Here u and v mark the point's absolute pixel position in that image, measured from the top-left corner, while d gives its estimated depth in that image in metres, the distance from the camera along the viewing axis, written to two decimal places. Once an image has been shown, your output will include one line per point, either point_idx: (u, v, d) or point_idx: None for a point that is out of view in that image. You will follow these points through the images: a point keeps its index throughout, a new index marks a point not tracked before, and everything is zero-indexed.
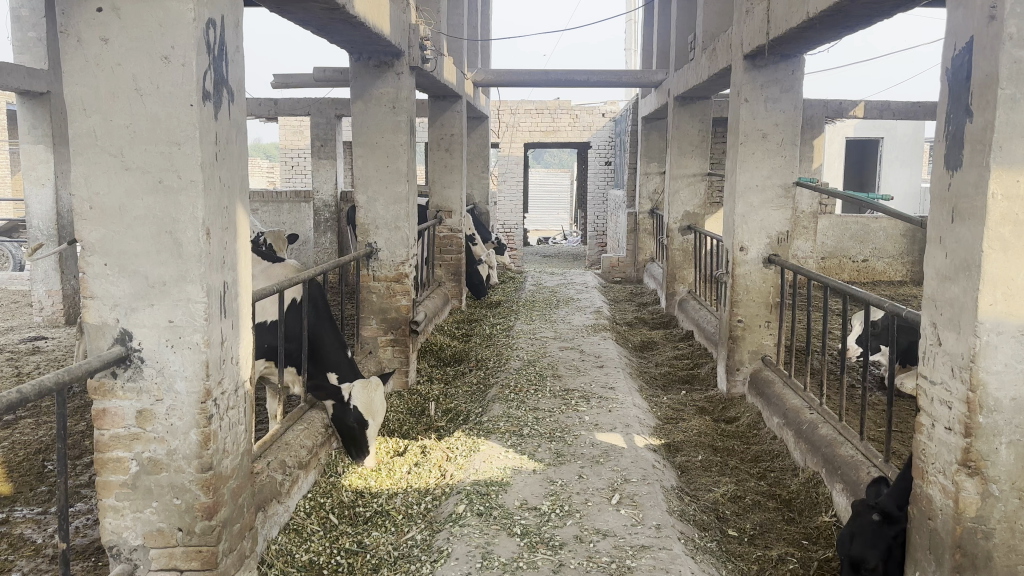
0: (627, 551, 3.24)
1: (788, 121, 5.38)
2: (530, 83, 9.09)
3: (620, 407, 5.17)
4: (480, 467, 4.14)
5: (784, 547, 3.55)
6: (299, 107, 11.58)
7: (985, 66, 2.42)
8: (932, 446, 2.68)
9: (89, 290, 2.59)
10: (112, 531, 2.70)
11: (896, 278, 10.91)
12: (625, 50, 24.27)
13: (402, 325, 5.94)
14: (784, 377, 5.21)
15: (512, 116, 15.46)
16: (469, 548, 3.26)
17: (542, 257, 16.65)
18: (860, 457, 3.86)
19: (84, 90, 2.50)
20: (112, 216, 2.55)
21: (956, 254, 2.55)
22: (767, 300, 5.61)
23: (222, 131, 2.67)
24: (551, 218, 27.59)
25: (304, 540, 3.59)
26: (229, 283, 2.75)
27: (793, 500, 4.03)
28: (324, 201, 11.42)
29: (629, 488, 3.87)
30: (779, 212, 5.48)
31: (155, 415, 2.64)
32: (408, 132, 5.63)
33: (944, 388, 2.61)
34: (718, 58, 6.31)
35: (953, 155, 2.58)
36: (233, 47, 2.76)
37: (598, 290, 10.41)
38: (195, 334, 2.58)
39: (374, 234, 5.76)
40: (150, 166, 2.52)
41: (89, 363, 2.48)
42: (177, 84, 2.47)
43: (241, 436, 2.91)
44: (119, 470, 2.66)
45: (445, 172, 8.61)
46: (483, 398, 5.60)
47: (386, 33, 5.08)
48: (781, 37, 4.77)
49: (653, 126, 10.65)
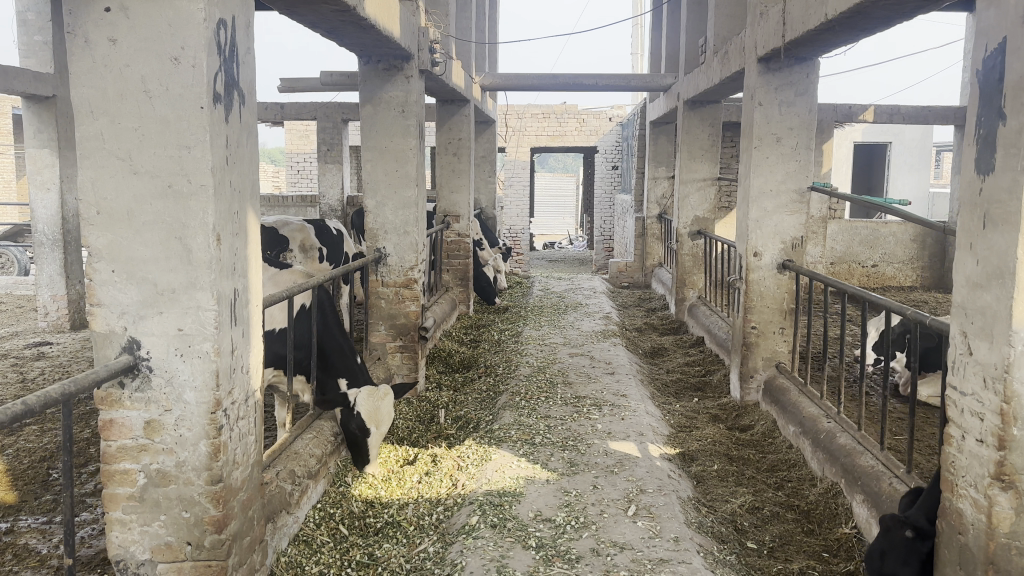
0: (645, 564, 3.16)
1: (803, 125, 5.30)
2: (538, 86, 8.99)
3: (632, 415, 5.10)
4: (492, 477, 4.07)
5: (805, 560, 3.47)
6: (304, 112, 11.52)
7: (1019, 68, 2.34)
8: (963, 458, 2.61)
9: (96, 297, 2.52)
10: (119, 545, 2.63)
11: (906, 284, 10.80)
12: (631, 53, 24.34)
13: (411, 331, 5.87)
14: (801, 384, 5.13)
15: (518, 120, 15.43)
16: (484, 562, 3.18)
17: (547, 263, 16.56)
18: (882, 467, 3.77)
19: (91, 92, 2.44)
20: (120, 221, 2.49)
21: (988, 261, 2.47)
22: (782, 307, 5.54)
23: (232, 135, 2.61)
24: (556, 223, 27.55)
25: (314, 552, 3.51)
26: (240, 290, 2.69)
27: (812, 512, 3.95)
28: (330, 206, 11.47)
29: (645, 499, 3.79)
30: (794, 216, 5.40)
31: (163, 425, 2.57)
32: (417, 136, 5.57)
33: (976, 399, 2.54)
34: (731, 61, 6.23)
35: (984, 159, 2.50)
36: (244, 49, 2.70)
37: (606, 295, 10.32)
38: (205, 343, 2.51)
39: (383, 240, 5.70)
40: (159, 170, 2.46)
41: (96, 373, 2.41)
42: (187, 86, 2.41)
43: (251, 447, 2.85)
44: (126, 482, 2.60)
45: (452, 177, 8.55)
46: (493, 405, 5.54)
47: (395, 36, 5.01)
48: (797, 39, 4.70)
49: (661, 129, 10.55)
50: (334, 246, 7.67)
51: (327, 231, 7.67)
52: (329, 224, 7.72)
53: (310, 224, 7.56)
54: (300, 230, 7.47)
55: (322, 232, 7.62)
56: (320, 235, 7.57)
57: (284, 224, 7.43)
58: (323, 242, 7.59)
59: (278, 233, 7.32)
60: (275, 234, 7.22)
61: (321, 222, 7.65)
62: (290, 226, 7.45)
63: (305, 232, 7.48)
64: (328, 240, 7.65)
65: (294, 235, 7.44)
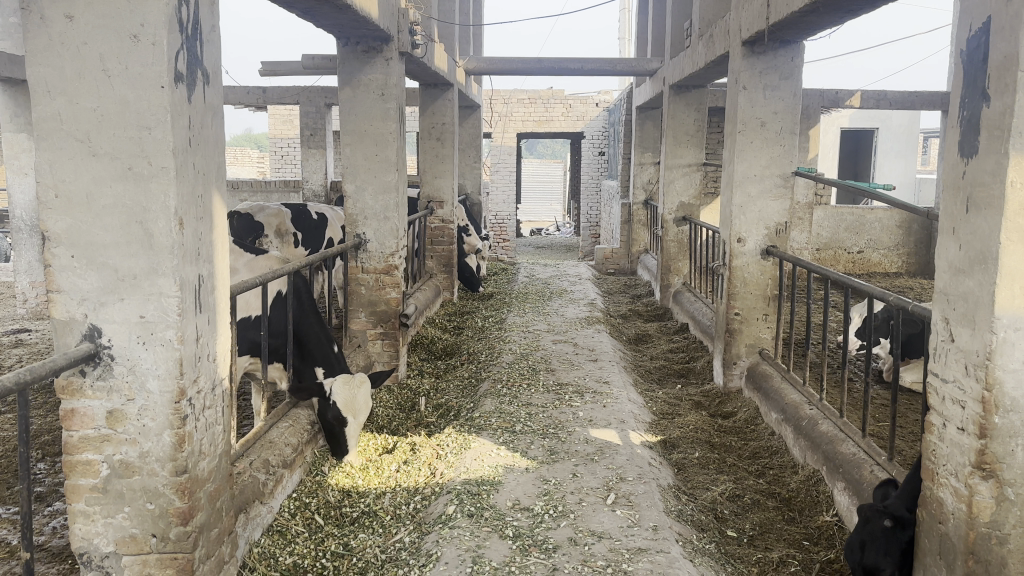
0: (623, 554, 3.12)
1: (787, 109, 5.24)
2: (523, 71, 8.91)
3: (614, 402, 5.05)
4: (471, 465, 4.01)
5: (785, 548, 3.44)
6: (287, 96, 11.37)
7: (1003, 48, 2.29)
8: (944, 446, 2.58)
9: (55, 284, 2.43)
10: (83, 538, 2.56)
11: (892, 270, 10.80)
12: (619, 39, 24.24)
13: (392, 319, 5.80)
14: (783, 371, 5.10)
15: (505, 105, 15.27)
16: (460, 552, 3.13)
17: (533, 250, 16.51)
18: (863, 455, 3.74)
19: (49, 70, 2.34)
20: (79, 205, 2.40)
21: (971, 246, 2.42)
22: (765, 293, 5.49)
23: (196, 116, 2.52)
24: (544, 209, 27.48)
25: (288, 542, 3.46)
26: (205, 276, 2.61)
27: (793, 500, 3.92)
28: (314, 191, 11.37)
29: (624, 487, 3.76)
30: (777, 202, 5.35)
31: (126, 415, 2.49)
32: (397, 120, 5.48)
33: (957, 386, 2.51)
34: (716, 45, 6.16)
35: (967, 142, 2.45)
36: (208, 27, 2.61)
37: (592, 282, 10.26)
38: (168, 330, 2.44)
39: (363, 225, 5.62)
40: (119, 152, 2.37)
41: (55, 362, 2.33)
42: (147, 65, 2.32)
43: (219, 437, 2.78)
44: (89, 473, 2.52)
45: (435, 162, 8.47)
46: (475, 392, 5.48)
47: (374, 17, 4.91)
48: (781, 22, 4.64)
49: (647, 115, 10.49)
50: (312, 232, 7.53)
51: (306, 216, 7.55)
52: (309, 208, 7.55)
53: (289, 208, 7.52)
54: (276, 215, 7.39)
55: (300, 217, 7.51)
56: (298, 220, 7.49)
57: (259, 210, 7.35)
58: (300, 227, 7.49)
59: (253, 220, 7.25)
60: (247, 220, 7.20)
61: (300, 207, 7.55)
62: (266, 210, 7.39)
63: (281, 217, 7.42)
64: (306, 225, 7.54)
65: (270, 220, 7.37)
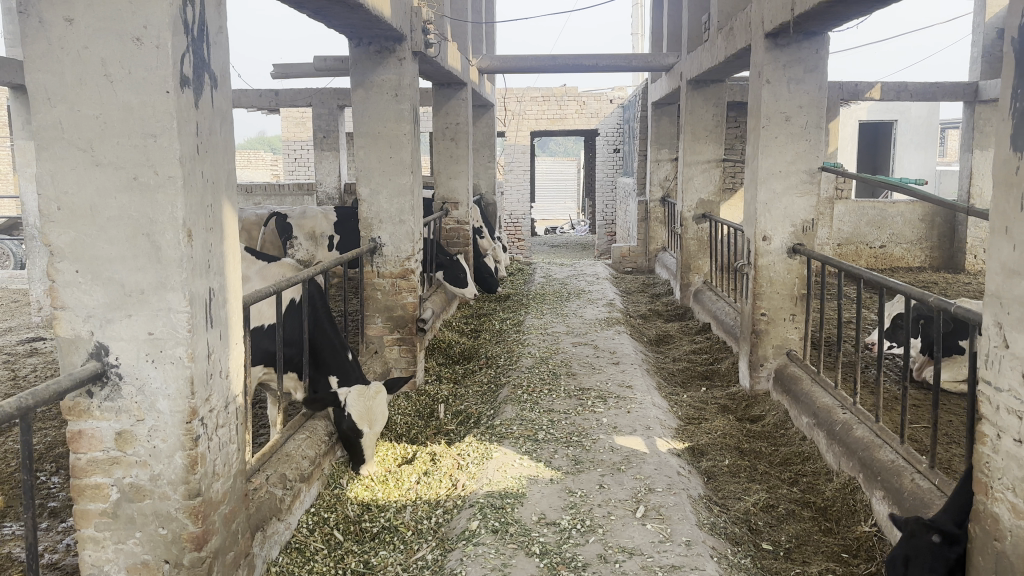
0: (656, 572, 2.98)
1: (813, 103, 5.07)
2: (537, 69, 8.76)
3: (638, 408, 4.91)
4: (493, 477, 3.88)
5: (823, 563, 3.28)
6: (299, 98, 11.25)
7: None
8: (999, 459, 2.42)
9: (60, 300, 2.32)
10: (92, 565, 2.46)
11: (915, 264, 10.58)
12: (632, 34, 24.04)
13: (409, 324, 5.69)
14: (814, 373, 4.92)
15: (518, 103, 15.10)
16: (484, 571, 3.00)
17: (550, 250, 16.40)
18: (902, 462, 3.57)
19: (48, 77, 2.23)
20: (83, 217, 2.28)
21: None
22: (792, 292, 5.33)
23: (203, 122, 2.41)
24: (558, 208, 27.25)
25: (306, 560, 3.34)
26: (215, 290, 2.50)
27: (829, 509, 3.76)
28: (328, 193, 11.33)
29: (654, 499, 3.61)
30: (803, 198, 5.18)
31: (135, 437, 2.38)
32: (411, 121, 5.36)
33: (1013, 395, 2.35)
34: (736, 37, 5.99)
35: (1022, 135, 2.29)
36: (215, 28, 2.49)
37: (610, 281, 10.12)
38: (178, 347, 2.33)
39: (378, 229, 5.50)
40: (123, 161, 2.25)
41: (60, 383, 2.22)
42: (150, 69, 2.21)
43: (233, 457, 2.67)
44: (98, 498, 2.42)
45: (451, 163, 8.33)
46: (495, 398, 5.36)
47: (386, 16, 4.78)
48: (806, 13, 4.49)
49: (663, 111, 10.26)
50: (350, 235, 7.54)
51: (352, 220, 7.58)
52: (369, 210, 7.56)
53: (336, 211, 7.62)
54: (312, 218, 7.53)
55: (343, 221, 7.57)
56: (344, 223, 7.58)
57: (299, 213, 7.56)
58: (342, 230, 7.57)
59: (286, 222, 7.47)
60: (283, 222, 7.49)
61: (348, 211, 7.63)
62: (307, 213, 7.57)
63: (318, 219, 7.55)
64: (348, 229, 7.57)
65: (304, 223, 7.52)
